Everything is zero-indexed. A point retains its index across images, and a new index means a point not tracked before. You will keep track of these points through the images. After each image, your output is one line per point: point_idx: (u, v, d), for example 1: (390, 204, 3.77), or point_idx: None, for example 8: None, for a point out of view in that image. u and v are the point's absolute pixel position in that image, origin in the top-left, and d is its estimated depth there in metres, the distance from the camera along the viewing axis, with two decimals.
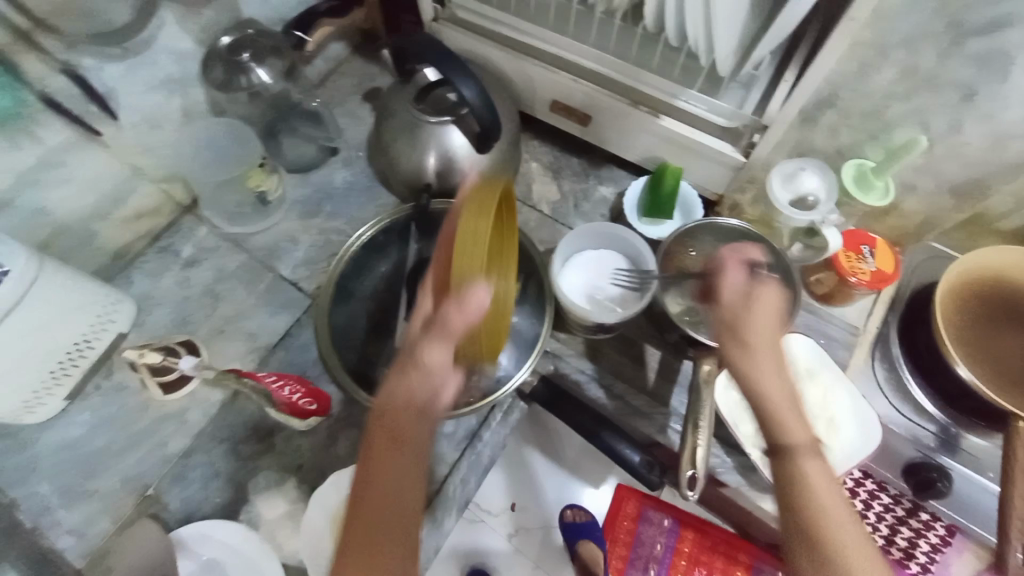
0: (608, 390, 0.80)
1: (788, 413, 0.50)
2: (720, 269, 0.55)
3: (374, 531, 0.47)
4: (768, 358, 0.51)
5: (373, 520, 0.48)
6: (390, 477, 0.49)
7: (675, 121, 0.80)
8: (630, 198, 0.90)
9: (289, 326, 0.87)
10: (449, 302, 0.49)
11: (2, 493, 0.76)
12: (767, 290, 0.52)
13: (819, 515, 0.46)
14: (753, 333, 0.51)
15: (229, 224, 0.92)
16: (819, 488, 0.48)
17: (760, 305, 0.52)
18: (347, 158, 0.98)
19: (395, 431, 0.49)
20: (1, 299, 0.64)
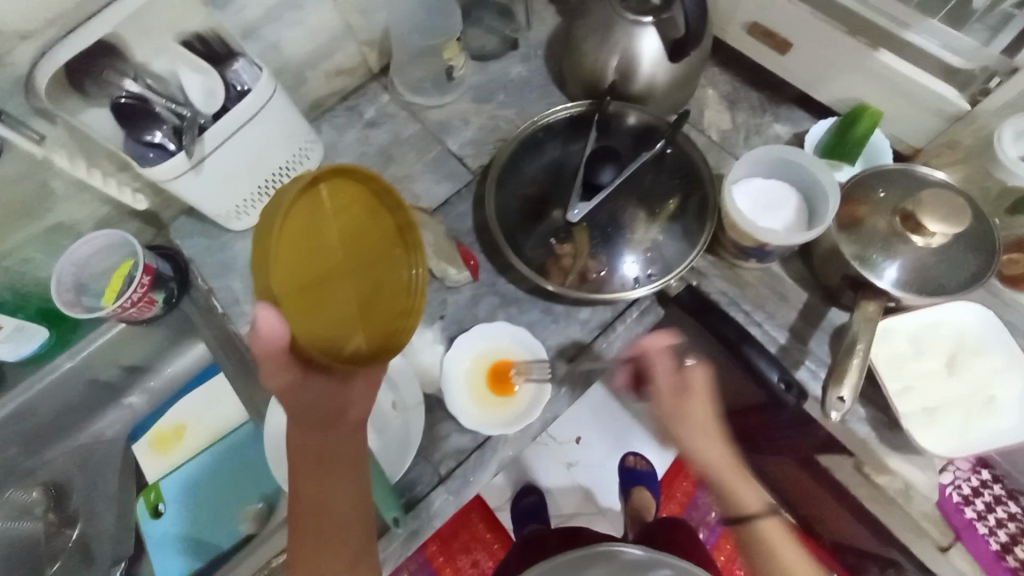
0: (748, 318, 0.78)
1: (739, 488, 0.80)
2: (653, 356, 0.78)
3: (327, 466, 0.60)
4: (704, 432, 0.78)
5: (321, 473, 0.60)
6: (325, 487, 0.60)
7: (897, 57, 0.74)
8: (812, 138, 0.86)
9: (449, 196, 0.92)
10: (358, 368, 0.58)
11: (204, 280, 0.90)
12: (696, 374, 0.77)
13: (782, 567, 0.79)
14: (688, 410, 0.77)
15: (411, 94, 0.99)
16: (774, 539, 0.81)
17: (694, 394, 0.78)
18: (525, 55, 1.01)
19: (316, 458, 0.60)
20: (241, 112, 0.75)
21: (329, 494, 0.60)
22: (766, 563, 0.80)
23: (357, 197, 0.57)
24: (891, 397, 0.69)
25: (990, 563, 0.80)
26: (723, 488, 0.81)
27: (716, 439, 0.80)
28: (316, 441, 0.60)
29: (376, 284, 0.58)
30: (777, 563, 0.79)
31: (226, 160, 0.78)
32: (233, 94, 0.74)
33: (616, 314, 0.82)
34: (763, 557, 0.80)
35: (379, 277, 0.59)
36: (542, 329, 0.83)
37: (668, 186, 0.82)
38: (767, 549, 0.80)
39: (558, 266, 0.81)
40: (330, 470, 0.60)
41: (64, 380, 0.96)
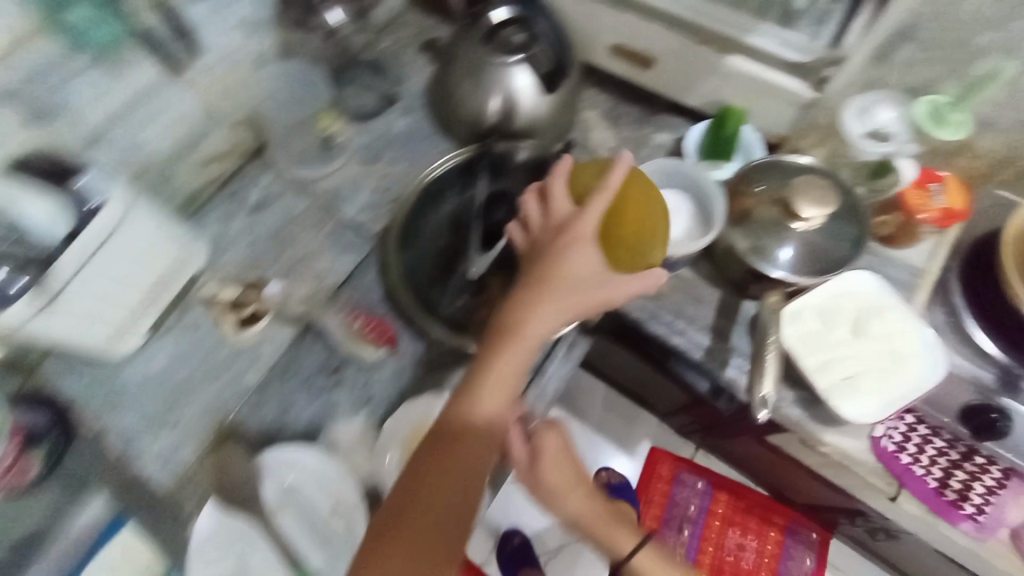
0: (671, 328, 0.80)
1: (618, 534, 0.74)
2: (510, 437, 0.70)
3: (455, 462, 0.59)
4: (562, 488, 0.72)
5: (450, 469, 0.59)
6: (450, 464, 0.59)
7: (744, 60, 0.79)
8: (690, 141, 0.90)
9: (353, 268, 0.89)
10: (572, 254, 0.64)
11: (94, 419, 0.81)
12: (548, 435, 0.71)
13: None
14: (541, 473, 0.71)
15: (295, 169, 0.95)
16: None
17: (544, 450, 0.71)
18: (406, 107, 1.00)
19: (457, 432, 0.61)
20: (95, 232, 0.67)
21: (456, 466, 0.59)
22: None
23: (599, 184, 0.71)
24: (808, 373, 0.71)
25: (935, 502, 0.85)
26: (599, 538, 0.74)
27: (578, 486, 0.74)
28: (463, 419, 0.61)
29: (540, 271, 0.64)
30: None
31: (89, 285, 0.70)
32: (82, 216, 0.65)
33: (545, 355, 0.80)
34: None
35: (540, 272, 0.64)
36: None
37: None
38: None
39: (476, 319, 0.79)
40: (456, 457, 0.60)
41: None
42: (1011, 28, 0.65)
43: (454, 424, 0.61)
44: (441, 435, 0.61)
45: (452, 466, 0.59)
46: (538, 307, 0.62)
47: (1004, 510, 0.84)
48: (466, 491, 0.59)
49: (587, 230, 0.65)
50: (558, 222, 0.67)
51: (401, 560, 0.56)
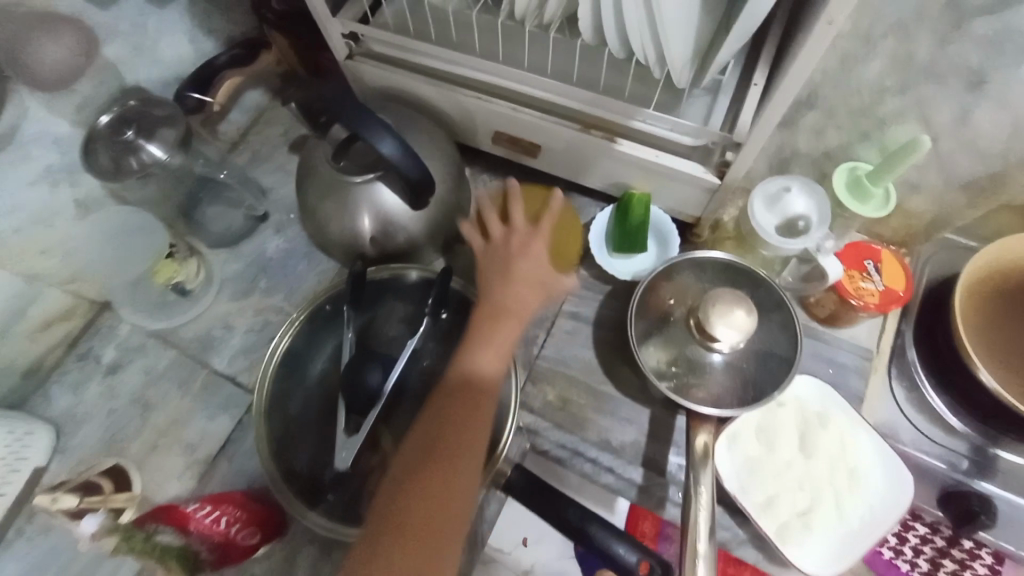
0: (597, 463, 0.69)
1: None
2: None
3: (464, 424, 0.56)
4: None
5: (458, 448, 0.54)
6: (457, 446, 0.54)
7: (635, 144, 0.68)
8: (596, 233, 0.79)
9: (230, 430, 0.76)
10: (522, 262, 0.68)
11: None
12: None
13: None
14: None
15: (154, 316, 0.82)
16: None
17: None
18: (278, 224, 0.88)
19: (460, 403, 0.57)
20: None
21: (457, 469, 0.53)
22: None
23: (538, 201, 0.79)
24: (753, 513, 0.61)
25: None
26: None
27: None
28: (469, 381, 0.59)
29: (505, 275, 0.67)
30: None
31: None
32: None
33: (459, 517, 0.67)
34: None
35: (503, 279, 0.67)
36: None
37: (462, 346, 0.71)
38: None
39: (362, 496, 0.65)
40: (460, 459, 0.54)
41: None
42: (917, 94, 0.55)
43: (458, 391, 0.58)
44: (453, 397, 0.58)
45: (459, 458, 0.54)
46: (494, 336, 0.62)
47: None
48: (467, 465, 0.54)
49: (535, 260, 0.68)
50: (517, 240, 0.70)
51: (393, 557, 0.48)
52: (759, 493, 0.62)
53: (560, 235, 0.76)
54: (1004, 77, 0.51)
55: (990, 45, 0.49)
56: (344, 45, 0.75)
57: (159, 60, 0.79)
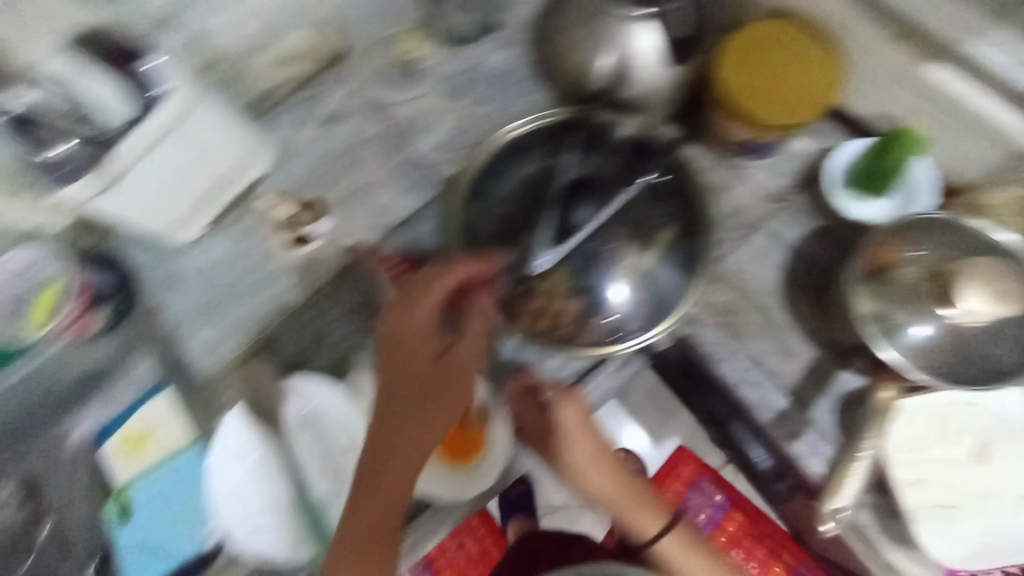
0: (742, 374, 0.70)
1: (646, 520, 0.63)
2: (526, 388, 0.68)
3: (415, 375, 0.57)
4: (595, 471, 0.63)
5: (410, 374, 0.57)
6: (415, 381, 0.57)
7: (954, 73, 0.60)
8: (839, 158, 0.71)
9: (417, 208, 0.83)
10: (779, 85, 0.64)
11: (149, 297, 0.84)
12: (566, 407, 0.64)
13: None
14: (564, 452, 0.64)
15: (374, 84, 0.86)
16: None
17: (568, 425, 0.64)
18: (509, 36, 0.86)
19: (396, 362, 0.58)
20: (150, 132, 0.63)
21: (415, 404, 0.58)
22: None
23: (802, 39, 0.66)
24: (899, 484, 0.60)
25: None
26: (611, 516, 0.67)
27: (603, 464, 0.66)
28: (405, 322, 0.58)
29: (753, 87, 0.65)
30: None
31: (148, 177, 0.68)
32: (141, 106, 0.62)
33: (592, 365, 0.72)
34: None
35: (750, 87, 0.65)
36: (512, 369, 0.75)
37: (659, 217, 0.71)
38: None
39: (524, 308, 0.70)
40: (427, 392, 0.58)
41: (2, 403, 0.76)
42: None
43: (394, 349, 0.58)
44: (389, 356, 0.58)
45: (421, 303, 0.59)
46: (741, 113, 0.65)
47: None
48: (427, 424, 0.57)
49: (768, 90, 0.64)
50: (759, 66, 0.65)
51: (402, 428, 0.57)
52: (911, 472, 0.60)
53: (805, 87, 0.64)
54: None
55: None
56: None
57: None
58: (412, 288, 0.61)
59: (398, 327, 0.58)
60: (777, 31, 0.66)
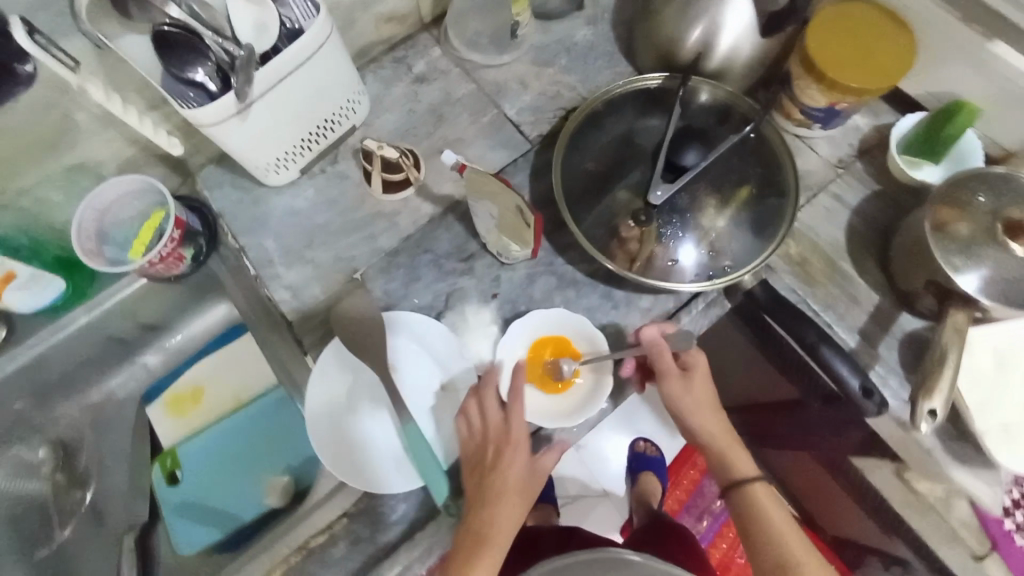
0: (817, 318, 0.76)
1: (739, 457, 0.76)
2: (656, 346, 0.72)
3: (504, 460, 0.69)
4: (704, 410, 0.76)
5: (505, 481, 0.69)
6: (506, 469, 0.69)
7: (1014, 50, 0.70)
8: (900, 128, 0.81)
9: (505, 164, 0.86)
10: (864, 61, 0.72)
11: (235, 237, 0.83)
12: (697, 356, 0.76)
13: (784, 545, 0.72)
14: (695, 380, 0.75)
15: (466, 50, 0.92)
16: (771, 519, 0.73)
17: (697, 371, 0.75)
18: (591, 17, 0.94)
19: (495, 446, 0.70)
20: (292, 58, 0.67)
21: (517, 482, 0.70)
22: (767, 548, 0.72)
23: (882, 17, 0.74)
24: (964, 406, 0.68)
25: None
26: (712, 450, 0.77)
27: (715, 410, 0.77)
28: (496, 438, 0.70)
29: (838, 57, 0.72)
30: (781, 544, 0.72)
31: (275, 106, 0.70)
32: (282, 35, 0.67)
33: (680, 305, 0.77)
34: (778, 562, 0.71)
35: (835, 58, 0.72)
36: (600, 312, 0.78)
37: (744, 171, 0.78)
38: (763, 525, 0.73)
39: (623, 247, 0.75)
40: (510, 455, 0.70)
41: (53, 345, 0.89)
42: None
43: (496, 443, 0.70)
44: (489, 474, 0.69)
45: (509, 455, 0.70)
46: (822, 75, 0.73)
47: None
48: (502, 453, 0.70)
49: (854, 63, 0.72)
50: (845, 43, 0.73)
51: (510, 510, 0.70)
52: (972, 395, 0.69)
53: (888, 57, 0.72)
54: None
55: None
56: None
57: None
58: (498, 434, 0.70)
59: (498, 431, 0.71)
60: (848, 12, 0.75)
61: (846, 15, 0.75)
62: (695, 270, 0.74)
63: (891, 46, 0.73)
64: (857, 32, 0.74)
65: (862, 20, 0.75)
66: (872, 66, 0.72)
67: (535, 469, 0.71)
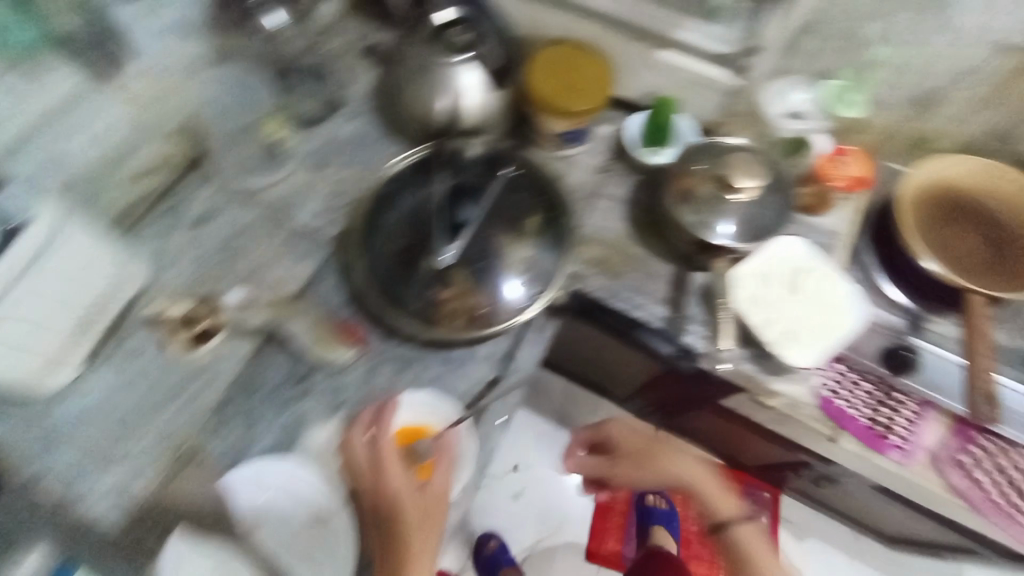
0: (631, 304, 0.85)
1: None
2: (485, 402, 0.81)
3: (385, 482, 0.70)
4: None
5: (391, 505, 0.69)
6: (387, 492, 0.69)
7: (677, 54, 0.86)
8: (631, 130, 0.94)
9: (311, 274, 0.86)
10: (575, 89, 0.86)
11: (18, 470, 0.67)
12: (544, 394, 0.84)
13: None
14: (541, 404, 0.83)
15: (238, 180, 0.91)
16: None
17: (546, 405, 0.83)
18: (352, 113, 0.99)
19: (373, 475, 0.71)
20: (21, 254, 0.64)
21: (402, 507, 0.69)
22: None
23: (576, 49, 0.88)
24: (756, 325, 0.79)
25: (867, 436, 0.86)
26: None
27: None
28: (376, 471, 0.71)
29: (555, 90, 0.85)
30: None
31: (28, 306, 0.66)
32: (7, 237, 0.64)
33: (514, 342, 0.83)
34: None
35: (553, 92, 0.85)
36: (448, 375, 0.81)
37: (523, 204, 0.86)
38: None
39: (446, 312, 0.80)
40: (387, 477, 0.70)
41: None
42: None
43: (371, 472, 0.71)
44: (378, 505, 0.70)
45: (387, 480, 0.70)
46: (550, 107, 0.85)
47: (921, 436, 0.87)
48: (381, 480, 0.70)
49: (568, 92, 0.85)
50: (557, 77, 0.86)
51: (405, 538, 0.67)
52: (758, 314, 0.79)
53: (591, 80, 0.86)
54: None
55: None
56: None
57: None
58: (371, 462, 0.72)
59: (367, 458, 0.72)
60: (551, 52, 0.88)
61: (551, 54, 0.88)
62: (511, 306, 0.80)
63: (590, 71, 0.87)
64: (562, 66, 0.87)
65: (563, 54, 0.88)
66: (580, 90, 0.86)
67: (426, 494, 0.71)
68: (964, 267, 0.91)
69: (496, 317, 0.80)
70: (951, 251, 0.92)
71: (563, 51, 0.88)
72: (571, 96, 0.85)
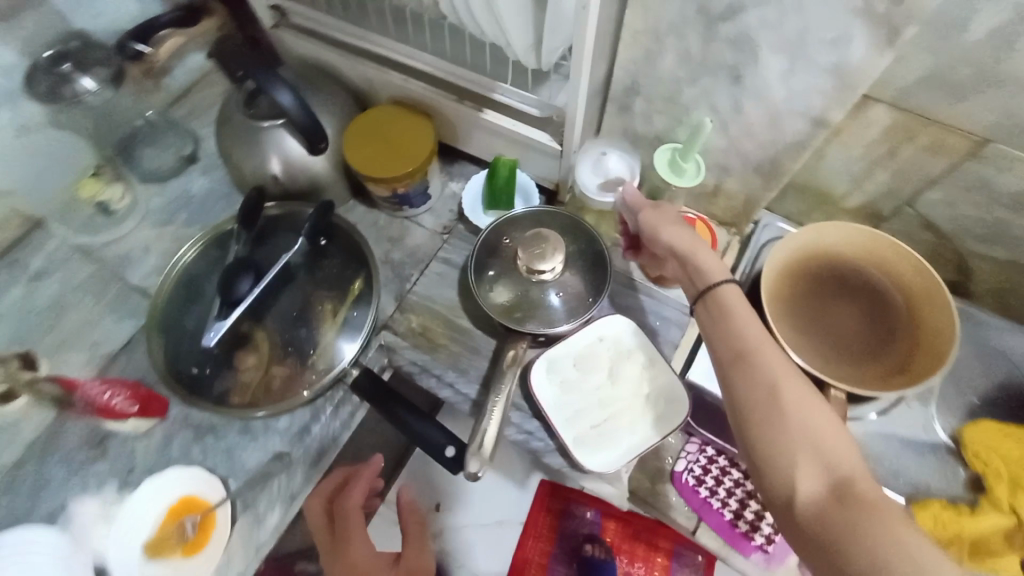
0: (442, 381, 0.81)
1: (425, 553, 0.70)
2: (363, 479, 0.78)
3: (349, 531, 0.70)
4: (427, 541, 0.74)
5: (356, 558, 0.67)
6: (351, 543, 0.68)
7: (498, 114, 0.81)
8: (472, 192, 0.90)
9: (131, 334, 0.85)
10: (394, 156, 0.82)
11: None
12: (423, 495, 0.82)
13: (840, 461, 0.52)
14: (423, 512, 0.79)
15: (79, 235, 0.92)
16: (771, 437, 0.55)
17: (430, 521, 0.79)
18: (205, 167, 0.98)
19: (332, 535, 0.70)
20: None
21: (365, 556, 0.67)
22: (805, 456, 0.53)
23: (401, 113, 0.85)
24: (558, 424, 0.74)
25: (728, 532, 0.83)
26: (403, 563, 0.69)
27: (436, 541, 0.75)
28: (338, 531, 0.70)
29: (372, 156, 0.81)
30: (841, 462, 0.52)
31: None
32: None
33: (312, 415, 0.79)
34: (837, 479, 0.51)
35: (371, 157, 0.81)
36: (242, 448, 0.78)
37: (332, 269, 0.83)
38: (818, 438, 0.54)
39: (235, 387, 0.77)
40: (351, 531, 0.69)
41: None
42: (699, 85, 0.68)
43: (339, 529, 0.70)
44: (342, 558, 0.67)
45: (351, 531, 0.70)
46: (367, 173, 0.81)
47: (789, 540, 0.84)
48: (347, 534, 0.69)
49: (386, 158, 0.81)
50: (375, 143, 0.82)
51: None
52: (567, 411, 0.74)
53: (410, 145, 0.83)
54: (752, 74, 0.63)
55: (736, 46, 0.60)
56: (269, 15, 0.87)
57: (98, 17, 0.90)
58: (337, 525, 0.71)
59: (336, 511, 0.72)
60: (371, 115, 0.84)
61: (374, 117, 0.84)
62: (303, 376, 0.77)
63: (411, 136, 0.83)
64: (383, 131, 0.83)
65: (387, 119, 0.84)
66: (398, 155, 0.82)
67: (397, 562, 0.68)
68: (835, 349, 0.80)
69: (286, 393, 0.76)
70: (828, 333, 0.81)
71: (388, 115, 0.84)
72: (388, 162, 0.81)
